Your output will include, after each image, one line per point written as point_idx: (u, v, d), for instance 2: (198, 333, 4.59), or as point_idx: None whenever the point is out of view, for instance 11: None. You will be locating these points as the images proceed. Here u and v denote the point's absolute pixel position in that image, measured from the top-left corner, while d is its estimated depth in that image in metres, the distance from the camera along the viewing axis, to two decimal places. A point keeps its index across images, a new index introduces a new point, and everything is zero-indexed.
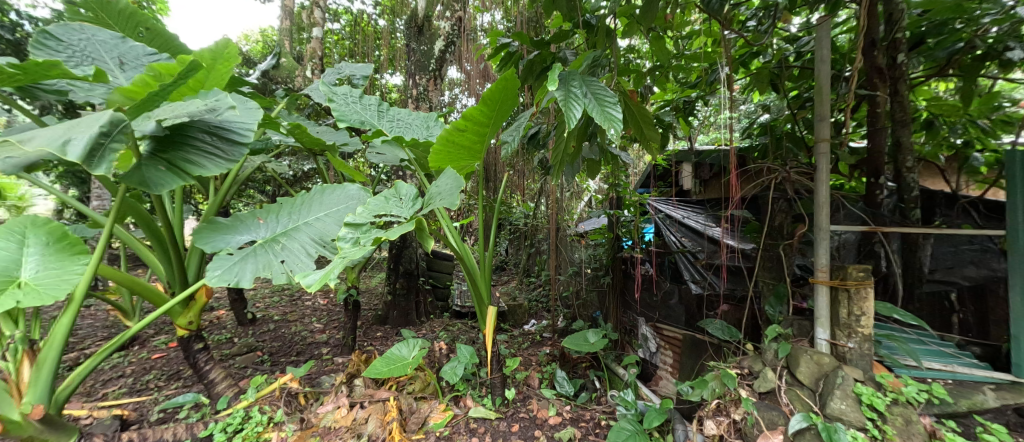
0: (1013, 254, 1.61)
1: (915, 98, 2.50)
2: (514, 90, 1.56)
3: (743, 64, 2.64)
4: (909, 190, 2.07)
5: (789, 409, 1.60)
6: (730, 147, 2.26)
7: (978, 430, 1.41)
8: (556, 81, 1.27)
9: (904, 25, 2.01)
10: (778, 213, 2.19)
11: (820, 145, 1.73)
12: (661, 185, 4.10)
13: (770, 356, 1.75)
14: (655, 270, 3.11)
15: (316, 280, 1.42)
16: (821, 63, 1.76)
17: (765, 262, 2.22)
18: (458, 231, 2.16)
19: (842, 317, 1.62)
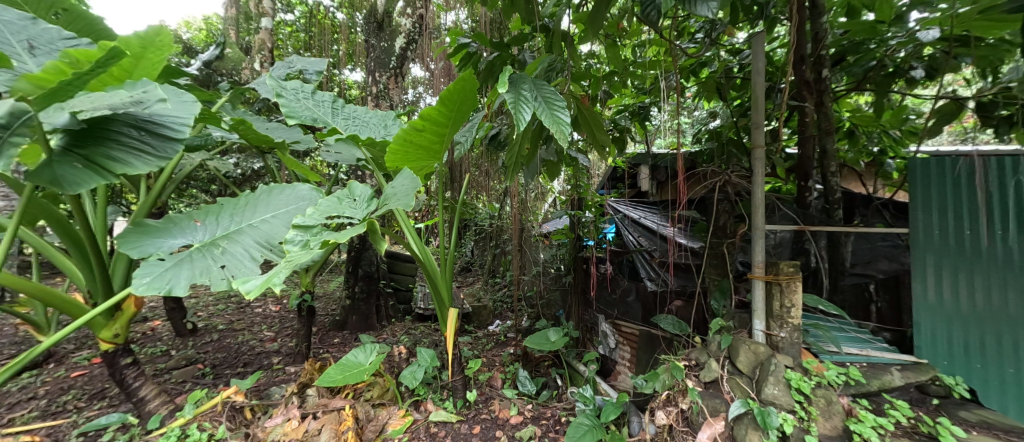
0: (914, 250, 1.81)
1: (839, 110, 2.76)
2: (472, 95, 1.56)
3: (692, 73, 2.80)
4: (833, 192, 2.29)
5: (730, 396, 1.71)
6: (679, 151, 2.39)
7: (886, 407, 1.58)
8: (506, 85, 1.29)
9: (828, 43, 2.24)
10: (723, 213, 2.35)
11: (756, 150, 1.86)
12: (620, 188, 4.25)
13: (714, 347, 1.87)
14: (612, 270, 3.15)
15: (257, 286, 1.33)
16: (757, 75, 1.90)
17: (711, 259, 2.37)
18: (419, 234, 2.14)
19: (776, 309, 1.75)
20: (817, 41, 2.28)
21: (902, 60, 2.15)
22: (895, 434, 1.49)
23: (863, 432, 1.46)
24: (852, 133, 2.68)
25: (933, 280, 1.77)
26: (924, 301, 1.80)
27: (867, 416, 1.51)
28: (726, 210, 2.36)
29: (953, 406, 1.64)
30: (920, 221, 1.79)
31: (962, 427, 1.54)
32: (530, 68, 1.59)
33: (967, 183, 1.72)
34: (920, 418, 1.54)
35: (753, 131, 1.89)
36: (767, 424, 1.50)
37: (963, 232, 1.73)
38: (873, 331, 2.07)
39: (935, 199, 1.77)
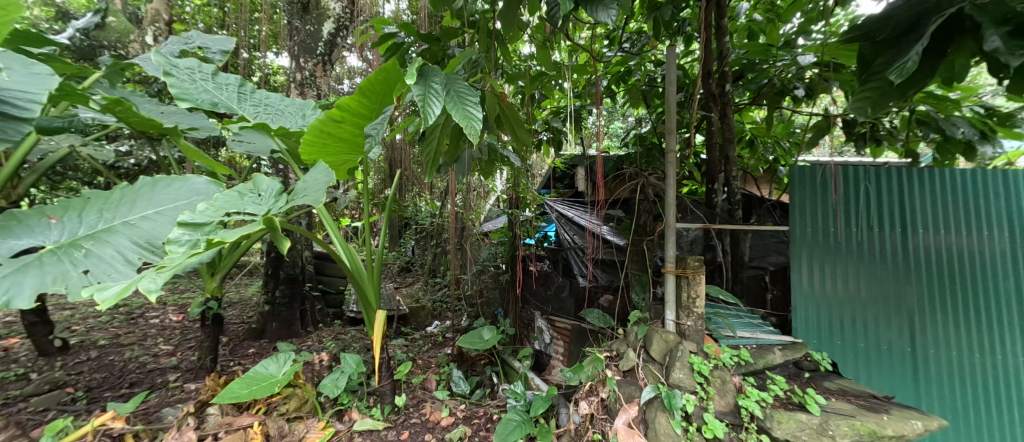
0: (794, 245, 2.04)
1: (743, 121, 3.10)
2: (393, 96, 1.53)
3: (620, 80, 2.96)
4: (735, 194, 2.57)
5: (644, 382, 1.85)
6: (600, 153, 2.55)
7: (768, 383, 1.81)
8: (416, 77, 1.21)
9: (730, 61, 2.51)
10: (643, 213, 2.54)
11: (669, 155, 2.03)
12: (559, 188, 4.38)
13: (632, 338, 2.01)
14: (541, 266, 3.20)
15: (113, 296, 1.14)
16: (670, 86, 2.06)
17: (633, 256, 2.56)
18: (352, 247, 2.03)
19: (684, 299, 1.91)
20: (722, 58, 2.55)
21: (788, 80, 2.47)
22: (774, 406, 1.72)
23: (749, 407, 1.67)
24: (752, 142, 3.02)
25: (807, 271, 2.01)
26: (802, 291, 2.00)
27: (753, 392, 1.72)
28: (647, 210, 2.53)
29: (818, 378, 1.93)
30: (798, 221, 2.01)
31: (824, 395, 1.82)
32: (450, 65, 1.53)
33: (829, 188, 2.01)
34: (793, 390, 1.78)
35: (667, 136, 2.05)
36: (672, 406, 1.65)
37: (829, 231, 2.02)
38: (763, 316, 2.35)
39: (810, 202, 2.01)
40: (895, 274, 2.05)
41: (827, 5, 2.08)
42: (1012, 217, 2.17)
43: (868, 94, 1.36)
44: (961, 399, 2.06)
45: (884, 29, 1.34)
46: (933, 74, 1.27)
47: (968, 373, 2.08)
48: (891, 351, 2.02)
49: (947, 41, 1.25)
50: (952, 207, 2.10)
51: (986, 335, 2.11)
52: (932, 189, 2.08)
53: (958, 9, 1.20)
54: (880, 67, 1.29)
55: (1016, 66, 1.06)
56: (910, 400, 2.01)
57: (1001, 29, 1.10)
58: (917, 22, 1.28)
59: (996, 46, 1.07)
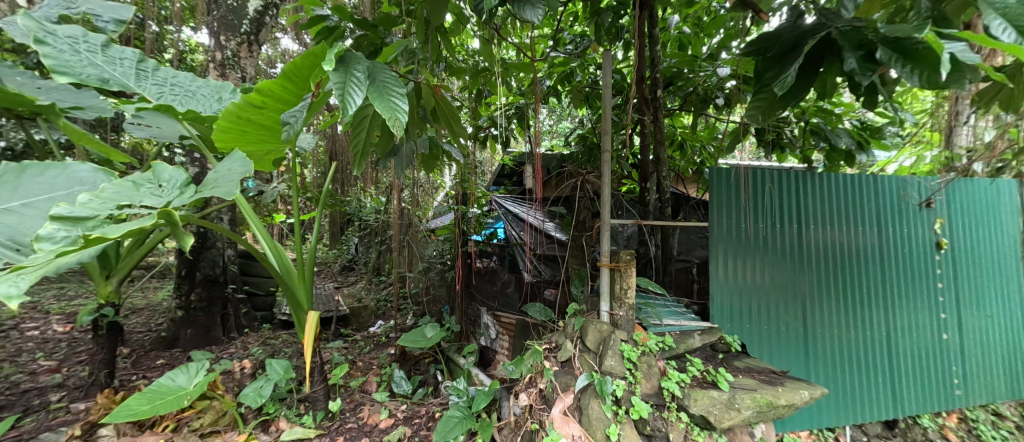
0: (713, 240, 2.23)
1: (674, 125, 3.33)
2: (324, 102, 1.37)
3: (563, 80, 3.04)
4: (665, 193, 2.75)
5: (579, 371, 1.94)
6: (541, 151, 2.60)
7: (688, 365, 1.98)
8: (335, 64, 1.03)
9: (660, 68, 2.67)
10: (584, 209, 2.64)
11: (605, 154, 2.12)
12: (507, 184, 4.40)
13: (570, 329, 2.09)
14: (485, 262, 3.17)
15: None
16: (607, 88, 2.16)
17: (574, 250, 2.66)
18: (280, 245, 1.87)
19: (617, 291, 2.02)
20: (654, 65, 2.71)
21: (710, 89, 2.70)
22: (691, 385, 1.90)
23: (669, 387, 1.84)
24: (682, 145, 3.27)
25: (722, 263, 2.21)
26: (717, 281, 2.21)
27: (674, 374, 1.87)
28: (586, 207, 2.64)
29: (729, 358, 2.16)
30: (717, 218, 2.20)
31: (732, 373, 2.04)
32: (384, 53, 1.44)
33: (740, 188, 2.24)
34: (709, 371, 1.96)
35: (603, 136, 2.14)
36: (603, 391, 1.74)
37: (741, 227, 2.24)
38: (686, 305, 2.54)
39: (726, 200, 2.22)
40: (793, 265, 2.33)
41: (743, 23, 2.30)
42: (882, 216, 2.56)
43: (760, 103, 1.54)
44: (841, 370, 2.42)
45: (774, 45, 1.52)
46: (810, 87, 1.47)
47: (846, 348, 2.44)
48: (788, 331, 2.30)
49: (821, 58, 1.44)
50: (837, 206, 2.43)
51: (862, 315, 2.48)
52: (822, 191, 2.39)
53: (828, 33, 1.39)
54: (769, 80, 1.47)
55: (866, 85, 1.30)
56: (801, 373, 2.33)
57: (856, 53, 1.31)
58: (798, 41, 1.46)
59: (853, 67, 1.29)
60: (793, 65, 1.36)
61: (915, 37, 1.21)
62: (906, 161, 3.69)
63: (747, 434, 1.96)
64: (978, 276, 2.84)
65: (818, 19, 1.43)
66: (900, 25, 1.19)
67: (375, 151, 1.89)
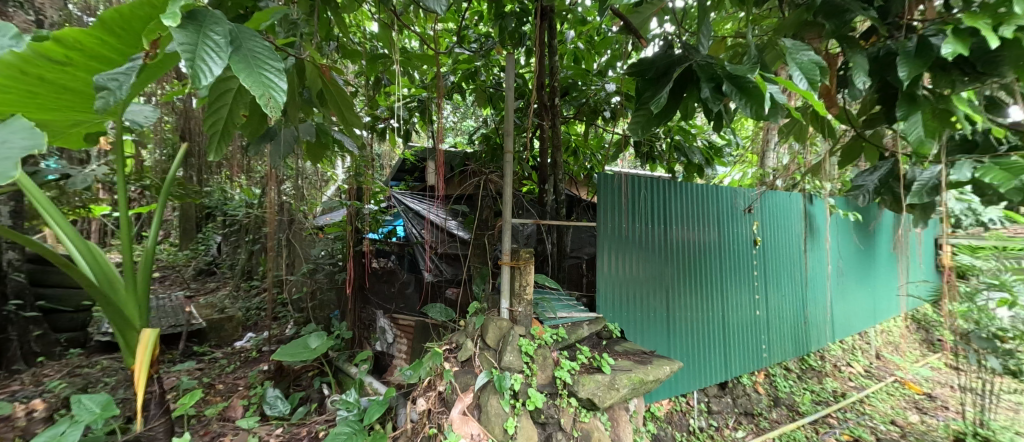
0: (601, 238, 2.43)
1: (570, 132, 3.58)
2: (165, 70, 1.12)
3: (467, 79, 3.02)
4: (562, 194, 2.93)
5: (479, 369, 1.96)
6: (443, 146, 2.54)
7: (578, 354, 2.14)
8: (181, 19, 0.82)
9: (558, 77, 2.83)
10: (486, 209, 2.70)
11: (506, 155, 2.16)
12: (408, 181, 4.23)
13: (472, 328, 2.11)
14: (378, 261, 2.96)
15: None
16: (509, 90, 2.20)
17: (476, 249, 2.70)
18: (96, 249, 1.46)
19: (517, 288, 2.08)
20: (553, 74, 2.87)
21: (600, 101, 2.95)
22: (580, 371, 2.06)
23: (562, 376, 1.97)
24: (576, 152, 3.54)
25: (606, 259, 2.44)
26: (602, 277, 2.43)
27: (565, 364, 2.01)
28: (488, 206, 2.69)
29: (611, 343, 2.41)
30: (604, 218, 2.41)
31: (613, 357, 2.27)
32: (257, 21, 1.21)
33: (621, 193, 2.50)
34: (594, 358, 2.16)
35: (504, 137, 2.18)
36: (501, 386, 1.80)
37: (621, 226, 2.50)
38: (578, 298, 2.74)
39: (610, 202, 2.45)
40: (660, 259, 2.70)
41: (627, 46, 2.58)
42: (722, 218, 3.12)
43: (640, 119, 1.76)
44: (691, 346, 2.89)
45: (650, 70, 1.73)
46: (677, 110, 1.72)
47: (696, 327, 2.93)
48: (655, 316, 2.67)
49: (686, 84, 1.68)
50: (691, 209, 2.89)
51: (707, 299, 3.01)
52: (680, 196, 2.82)
53: (689, 66, 1.64)
54: (646, 100, 1.69)
55: (716, 112, 1.57)
56: (664, 351, 2.72)
57: (710, 84, 1.56)
58: (669, 67, 1.68)
59: (706, 96, 1.55)
60: (664, 89, 1.58)
61: (746, 77, 1.49)
62: (738, 176, 4.60)
63: (623, 410, 2.20)
64: (781, 265, 3.66)
65: (682, 53, 1.68)
66: (739, 66, 1.46)
67: (242, 133, 1.61)
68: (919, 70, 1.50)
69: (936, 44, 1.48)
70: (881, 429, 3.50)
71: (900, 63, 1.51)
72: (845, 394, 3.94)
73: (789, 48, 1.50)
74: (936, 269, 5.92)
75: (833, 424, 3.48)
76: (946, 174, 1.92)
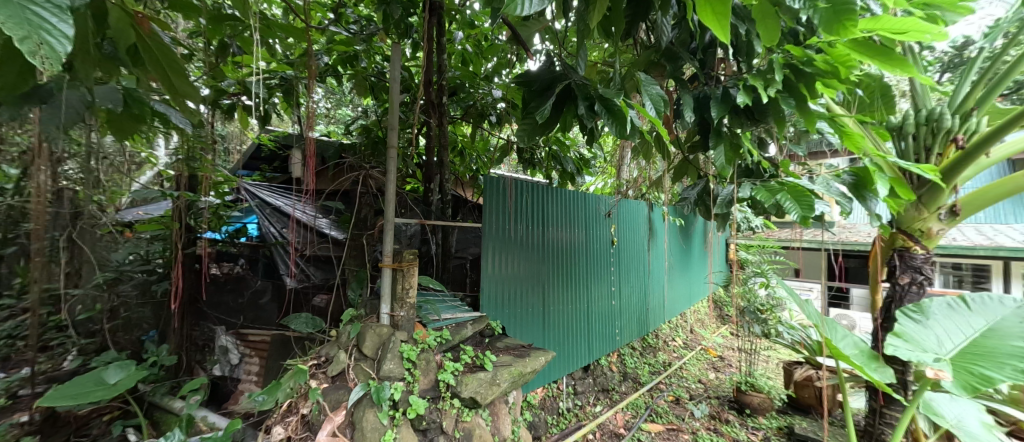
0: (486, 239, 2.48)
1: (456, 132, 3.58)
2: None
3: (343, 63, 2.76)
4: (447, 195, 2.89)
5: (353, 382, 1.83)
6: (311, 138, 2.25)
7: (461, 354, 2.14)
8: None
9: (446, 76, 2.81)
10: (365, 206, 2.53)
11: (390, 150, 2.05)
12: (266, 170, 3.68)
13: (345, 339, 1.96)
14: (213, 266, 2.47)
15: None
16: (394, 82, 2.08)
17: (351, 250, 2.50)
18: None
19: (399, 291, 1.99)
20: (442, 71, 2.83)
21: (486, 104, 3.02)
22: (463, 371, 2.07)
23: (445, 378, 1.95)
24: (462, 152, 3.56)
25: (491, 260, 2.50)
26: (486, 276, 2.48)
27: (450, 365, 1.99)
28: (368, 204, 2.52)
29: (493, 340, 2.47)
30: (490, 219, 2.47)
31: (495, 353, 2.34)
32: None
33: (506, 195, 2.59)
34: (477, 355, 2.19)
35: (388, 132, 2.06)
36: (379, 398, 1.70)
37: (506, 227, 2.60)
38: (461, 298, 2.75)
39: (496, 204, 2.52)
40: (538, 258, 2.89)
41: (512, 56, 2.70)
42: (590, 221, 3.50)
43: (526, 126, 1.84)
44: (562, 336, 3.17)
45: (535, 81, 1.83)
46: (557, 122, 1.85)
47: (567, 319, 3.22)
48: (532, 311, 2.85)
49: (565, 101, 1.83)
50: (565, 213, 3.18)
51: (576, 293, 3.34)
52: (555, 200, 3.07)
53: (568, 83, 1.78)
54: (531, 110, 1.79)
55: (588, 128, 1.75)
56: (540, 344, 2.92)
57: (585, 103, 1.72)
58: (550, 83, 1.80)
59: (581, 113, 1.70)
60: (546, 102, 1.70)
61: (612, 100, 1.69)
62: (601, 184, 5.22)
63: (503, 403, 2.28)
64: (632, 261, 4.30)
65: (562, 70, 1.81)
66: (607, 89, 1.64)
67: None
68: (725, 111, 1.95)
69: (736, 92, 1.93)
70: (693, 387, 4.36)
71: (714, 104, 1.93)
72: (670, 364, 4.78)
73: (643, 80, 1.75)
74: (731, 261, 7.67)
75: (663, 389, 4.16)
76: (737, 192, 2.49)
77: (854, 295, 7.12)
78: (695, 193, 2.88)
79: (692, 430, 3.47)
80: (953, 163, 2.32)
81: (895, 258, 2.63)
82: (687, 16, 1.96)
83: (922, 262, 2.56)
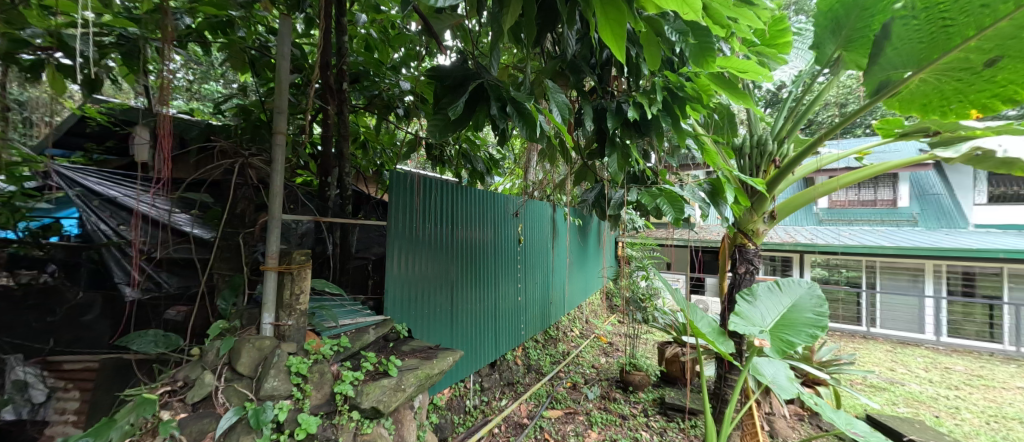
0: (391, 238, 2.35)
1: (358, 122, 3.31)
2: None
3: (213, 29, 2.34)
4: (346, 189, 2.64)
5: (224, 407, 1.56)
6: (164, 115, 1.83)
7: (361, 362, 1.98)
8: None
9: (347, 60, 2.57)
10: (241, 200, 2.20)
11: (277, 136, 1.79)
12: (97, 151, 2.92)
13: (212, 357, 1.66)
14: None
15: None
16: (282, 58, 1.82)
17: (222, 252, 2.13)
18: None
19: (286, 298, 1.79)
20: (341, 55, 2.58)
21: (393, 96, 2.85)
22: (364, 380, 1.91)
23: (342, 390, 1.76)
24: (364, 144, 3.30)
25: (396, 260, 2.38)
26: (391, 277, 2.35)
27: (347, 375, 1.83)
28: (246, 197, 2.19)
29: (398, 344, 2.33)
30: (395, 217, 2.35)
31: (400, 358, 2.21)
32: None
33: (413, 192, 2.48)
34: (381, 362, 2.05)
35: (275, 115, 1.80)
36: (258, 422, 1.49)
37: (413, 226, 2.50)
38: (362, 302, 2.55)
39: (402, 201, 2.40)
40: (446, 257, 2.84)
41: (422, 49, 2.60)
42: (497, 220, 3.56)
43: (437, 122, 1.79)
44: (470, 335, 3.17)
45: (448, 77, 1.80)
46: (469, 120, 1.83)
47: (474, 317, 3.23)
48: (440, 310, 2.80)
49: (478, 99, 1.82)
50: (473, 212, 3.18)
51: (484, 290, 3.38)
52: (464, 199, 3.06)
53: (481, 83, 1.79)
54: (444, 106, 1.75)
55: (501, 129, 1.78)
56: (447, 343, 2.88)
57: (497, 104, 1.76)
58: (463, 80, 1.79)
59: (493, 113, 1.73)
60: (459, 100, 1.69)
61: (524, 104, 1.76)
62: (508, 184, 5.37)
63: (408, 409, 2.18)
64: (536, 259, 4.51)
65: (474, 69, 1.82)
66: (519, 92, 1.69)
67: None
68: (618, 123, 2.18)
69: (625, 109, 2.17)
70: (587, 372, 4.79)
71: (609, 115, 2.14)
72: (569, 353, 5.18)
73: (550, 87, 1.85)
74: (617, 257, 8.61)
75: (562, 377, 4.48)
76: (624, 196, 2.81)
77: (708, 283, 8.63)
78: (591, 196, 3.16)
79: (587, 411, 3.80)
80: (776, 176, 2.97)
81: (736, 251, 3.29)
82: (588, 33, 2.14)
83: (753, 255, 3.24)
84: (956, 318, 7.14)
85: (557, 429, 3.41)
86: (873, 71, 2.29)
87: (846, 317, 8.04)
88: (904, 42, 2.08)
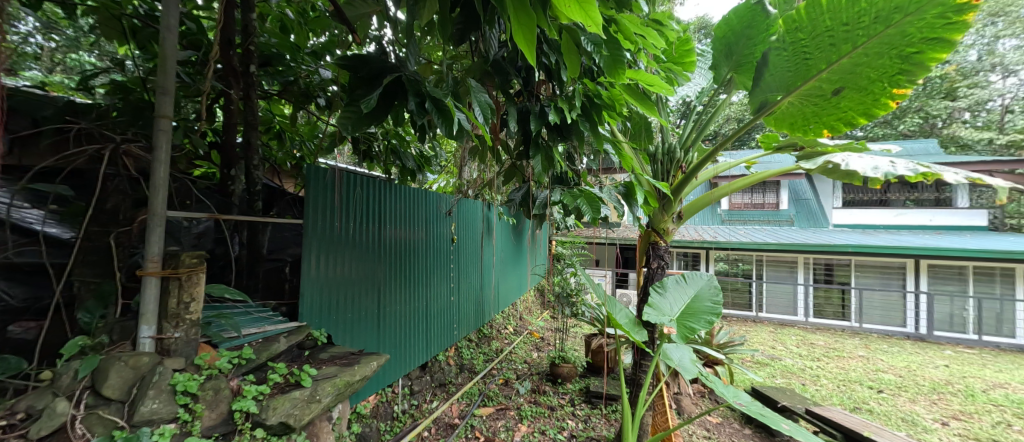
0: (307, 238, 2.17)
1: (272, 110, 3.01)
2: None
3: None
4: (254, 184, 2.37)
5: (85, 439, 1.32)
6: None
7: (269, 374, 1.80)
8: None
9: (254, 40, 2.31)
10: (114, 194, 1.87)
11: (159, 121, 1.54)
12: None
13: (67, 380, 1.39)
14: None
15: None
16: (168, 31, 1.57)
17: (86, 255, 1.79)
18: None
19: (171, 307, 1.57)
20: (248, 34, 2.31)
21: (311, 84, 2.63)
22: (271, 394, 1.74)
23: (243, 407, 1.59)
24: (280, 134, 3.00)
25: (313, 262, 2.20)
26: (307, 280, 2.18)
27: (250, 390, 1.65)
28: (119, 189, 1.87)
29: (315, 352, 2.16)
30: (312, 216, 2.18)
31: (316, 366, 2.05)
32: None
33: (334, 189, 2.32)
34: (292, 373, 1.88)
35: (157, 96, 1.54)
36: None
37: (333, 225, 2.33)
38: (273, 308, 2.33)
39: (320, 198, 2.23)
40: (372, 258, 2.70)
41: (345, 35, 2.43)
42: (429, 219, 3.47)
43: (350, 115, 1.68)
44: (399, 337, 3.05)
45: (362, 68, 1.71)
46: (387, 114, 1.75)
47: (403, 319, 3.11)
48: (365, 313, 2.65)
49: (397, 94, 1.75)
50: (403, 210, 3.06)
51: (414, 291, 3.27)
52: (393, 197, 2.93)
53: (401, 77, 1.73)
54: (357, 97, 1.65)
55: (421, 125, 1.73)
56: (373, 348, 2.74)
57: (416, 100, 1.71)
58: (381, 73, 1.72)
59: (413, 109, 1.68)
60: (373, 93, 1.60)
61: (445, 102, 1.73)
62: (442, 182, 5.27)
63: (324, 421, 2.03)
64: (469, 257, 4.47)
65: (395, 62, 1.75)
66: (439, 89, 1.66)
67: None
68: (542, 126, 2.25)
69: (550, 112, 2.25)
70: (518, 367, 4.90)
71: (533, 118, 2.21)
72: (501, 349, 5.25)
73: (473, 87, 1.85)
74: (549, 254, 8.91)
75: (494, 373, 4.52)
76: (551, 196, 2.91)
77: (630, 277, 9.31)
78: (520, 196, 3.21)
79: (517, 405, 3.88)
80: (682, 181, 3.29)
81: (650, 249, 3.60)
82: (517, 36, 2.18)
83: (663, 251, 3.57)
84: (820, 302, 8.55)
85: (488, 426, 3.44)
86: (755, 93, 2.63)
87: (741, 304, 9.21)
88: (777, 70, 2.43)
